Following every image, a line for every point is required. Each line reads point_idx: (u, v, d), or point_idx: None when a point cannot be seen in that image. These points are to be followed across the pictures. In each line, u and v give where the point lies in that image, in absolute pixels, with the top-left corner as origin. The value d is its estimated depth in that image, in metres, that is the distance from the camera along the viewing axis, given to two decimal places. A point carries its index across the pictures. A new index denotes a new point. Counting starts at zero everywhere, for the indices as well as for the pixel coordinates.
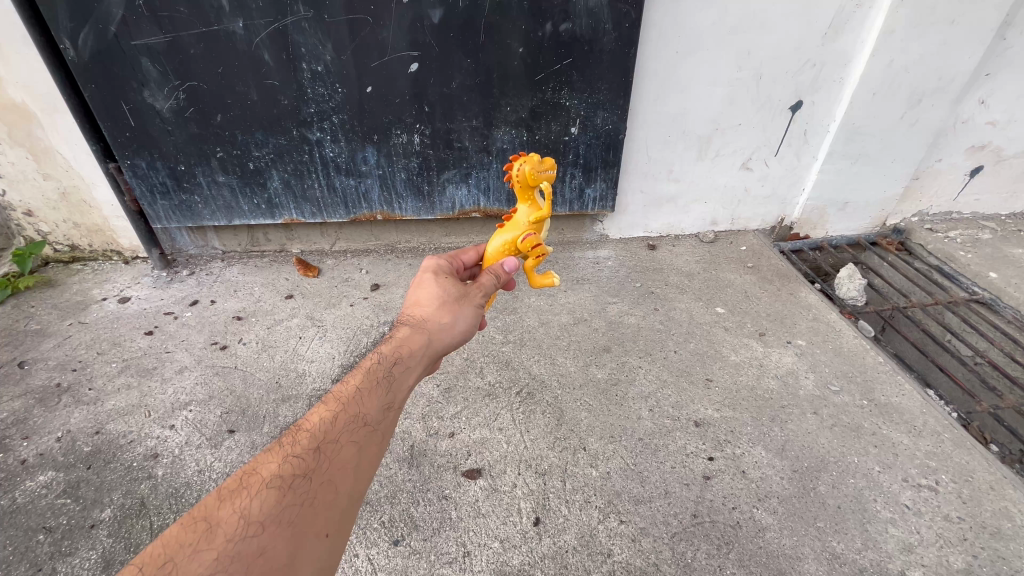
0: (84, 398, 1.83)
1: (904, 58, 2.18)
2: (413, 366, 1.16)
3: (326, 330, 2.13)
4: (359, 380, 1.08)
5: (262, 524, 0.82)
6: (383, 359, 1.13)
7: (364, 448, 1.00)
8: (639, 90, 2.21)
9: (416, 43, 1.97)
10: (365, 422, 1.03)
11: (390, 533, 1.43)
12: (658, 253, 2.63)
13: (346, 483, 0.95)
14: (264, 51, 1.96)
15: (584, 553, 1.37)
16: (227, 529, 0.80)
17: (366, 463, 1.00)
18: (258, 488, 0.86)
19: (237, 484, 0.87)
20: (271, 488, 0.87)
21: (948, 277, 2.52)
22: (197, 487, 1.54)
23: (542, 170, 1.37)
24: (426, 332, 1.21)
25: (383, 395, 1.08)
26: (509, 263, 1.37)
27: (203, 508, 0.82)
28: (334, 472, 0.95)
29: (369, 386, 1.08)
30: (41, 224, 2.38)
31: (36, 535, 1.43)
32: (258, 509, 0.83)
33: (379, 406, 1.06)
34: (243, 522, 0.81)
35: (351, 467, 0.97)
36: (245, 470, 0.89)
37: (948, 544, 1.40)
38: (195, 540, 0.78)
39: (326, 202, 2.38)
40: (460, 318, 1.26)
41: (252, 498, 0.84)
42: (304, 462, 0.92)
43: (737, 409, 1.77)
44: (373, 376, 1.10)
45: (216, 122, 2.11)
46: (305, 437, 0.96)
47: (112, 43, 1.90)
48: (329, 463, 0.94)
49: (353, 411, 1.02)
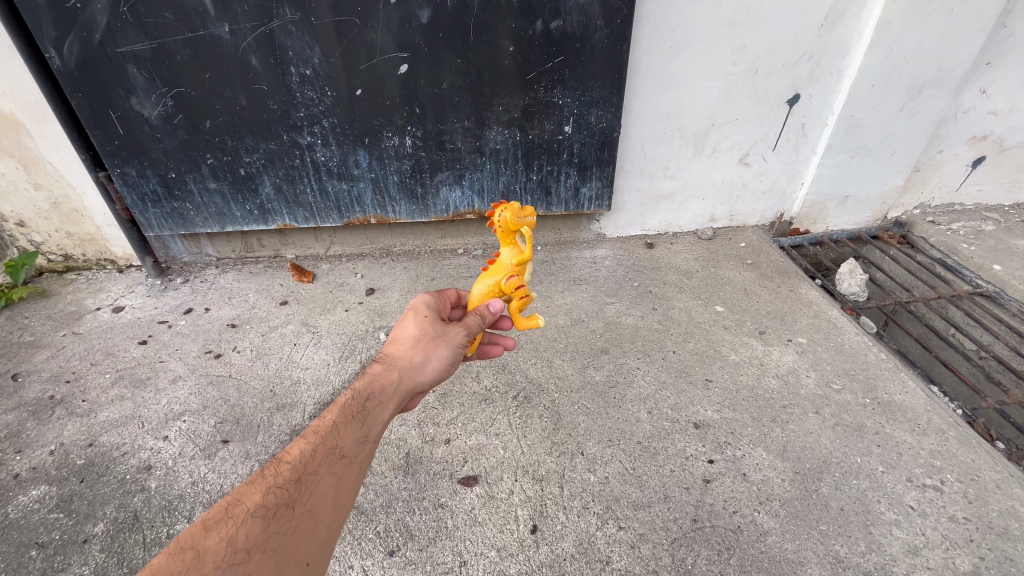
0: (77, 410, 1.82)
1: (903, 49, 2.14)
2: (388, 403, 1.15)
3: (321, 337, 2.11)
4: (337, 413, 1.09)
5: (247, 552, 0.82)
6: (358, 394, 1.13)
7: (343, 478, 1.00)
8: (633, 87, 2.18)
9: (405, 44, 1.94)
10: (343, 454, 1.03)
11: (386, 543, 1.41)
12: (655, 251, 2.60)
13: (327, 512, 0.95)
14: (251, 56, 1.94)
15: (582, 561, 1.35)
16: (214, 557, 0.80)
17: (346, 492, 1.00)
18: (243, 518, 0.87)
19: (221, 515, 0.87)
20: (255, 518, 0.87)
21: (952, 270, 2.46)
22: (191, 499, 1.53)
23: (522, 216, 1.34)
24: (399, 370, 1.19)
25: (360, 426, 1.09)
26: (495, 304, 1.30)
27: (189, 538, 0.82)
28: (315, 502, 0.95)
29: (346, 417, 1.09)
30: (33, 234, 2.36)
31: (29, 551, 1.42)
32: (244, 537, 0.84)
33: (357, 439, 1.06)
34: (229, 551, 0.81)
35: (332, 496, 0.97)
36: (228, 502, 0.90)
37: (955, 546, 1.37)
38: (183, 568, 0.78)
39: (318, 206, 2.36)
40: (434, 357, 1.23)
41: (237, 528, 0.85)
42: (285, 492, 0.93)
43: (737, 410, 1.74)
44: (349, 410, 1.10)
45: (205, 128, 2.09)
46: (287, 468, 0.97)
47: (98, 51, 1.88)
48: (310, 492, 0.95)
49: (332, 443, 1.04)
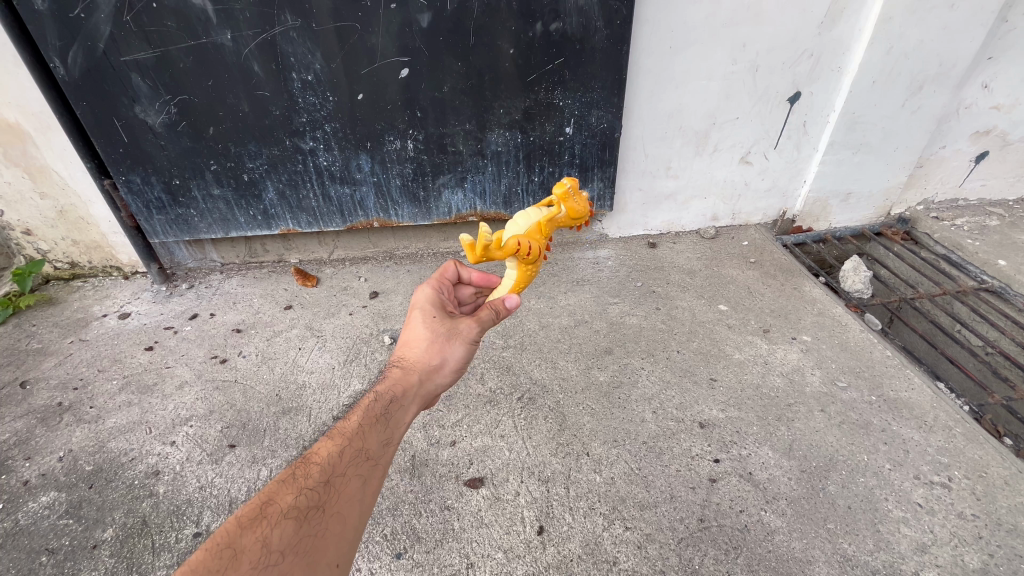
0: (85, 416, 1.83)
1: (903, 45, 2.14)
2: (409, 405, 1.18)
3: (326, 340, 2.12)
4: (361, 416, 1.10)
5: (282, 554, 0.83)
6: (380, 398, 1.15)
7: (369, 481, 1.01)
8: (633, 87, 2.19)
9: (405, 49, 1.95)
10: (369, 457, 1.04)
11: (392, 546, 1.41)
12: (658, 251, 2.61)
13: (355, 514, 0.96)
14: (253, 63, 1.95)
15: (589, 562, 1.35)
16: (251, 557, 0.81)
17: (370, 496, 1.01)
18: (276, 518, 0.87)
19: (255, 514, 0.88)
20: (288, 519, 0.88)
21: (957, 265, 2.45)
22: (199, 504, 1.54)
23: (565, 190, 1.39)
24: (421, 372, 1.22)
25: (383, 431, 1.09)
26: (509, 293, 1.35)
27: (225, 535, 0.83)
28: (344, 504, 0.95)
29: (371, 421, 1.10)
30: (40, 242, 2.38)
31: (39, 557, 1.43)
32: (278, 538, 0.85)
33: (381, 443, 1.07)
34: (264, 551, 0.82)
35: (359, 498, 0.98)
36: (261, 501, 0.90)
37: (963, 543, 1.36)
38: (221, 566, 0.79)
39: (322, 211, 2.37)
40: (451, 355, 1.26)
41: (271, 528, 0.86)
42: (316, 494, 0.94)
43: (742, 409, 1.74)
44: (372, 414, 1.11)
45: (209, 135, 2.10)
46: (316, 470, 0.98)
47: (102, 60, 1.90)
48: (339, 495, 0.96)
49: (357, 446, 1.04)
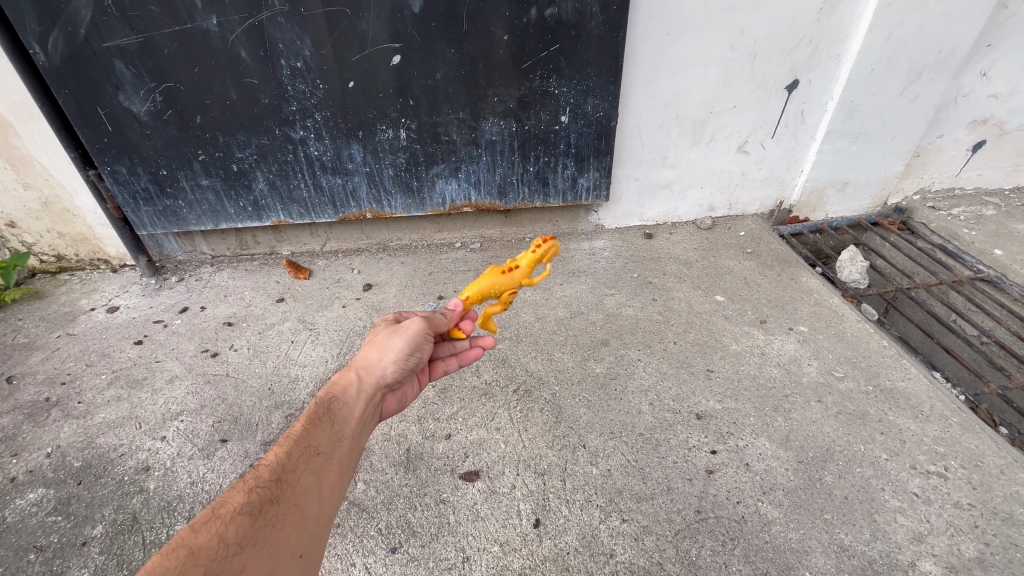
0: (74, 412, 1.80)
1: (903, 31, 2.11)
2: (353, 402, 1.18)
3: (319, 333, 2.09)
4: (304, 419, 1.10)
5: (240, 545, 0.81)
6: (322, 400, 1.15)
7: (322, 474, 1.01)
8: (630, 74, 2.15)
9: (397, 35, 1.90)
10: (319, 452, 1.04)
11: (387, 540, 1.39)
12: (654, 242, 2.58)
13: (313, 507, 0.95)
14: (240, 49, 1.90)
15: (585, 555, 1.34)
16: (210, 551, 0.77)
17: (327, 488, 1.00)
18: (230, 515, 0.85)
19: (208, 515, 0.85)
20: (242, 514, 0.86)
21: (953, 255, 2.45)
22: (190, 499, 1.51)
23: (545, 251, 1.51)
24: (356, 369, 1.25)
25: (330, 429, 1.10)
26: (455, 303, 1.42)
27: (179, 538, 0.79)
28: (300, 497, 0.95)
29: (315, 422, 1.10)
30: (25, 235, 2.32)
31: (27, 555, 1.40)
32: (234, 532, 0.82)
33: (330, 439, 1.08)
34: (222, 544, 0.80)
35: (314, 490, 0.97)
36: (212, 504, 0.87)
37: (960, 533, 1.36)
38: (179, 563, 0.75)
39: (313, 202, 2.33)
40: (388, 349, 1.26)
41: (226, 525, 0.83)
42: (269, 491, 0.92)
43: (739, 400, 1.73)
44: (316, 416, 1.11)
45: (196, 124, 2.05)
46: (266, 470, 0.96)
47: (84, 46, 1.84)
48: (293, 489, 0.95)
49: (304, 444, 1.04)
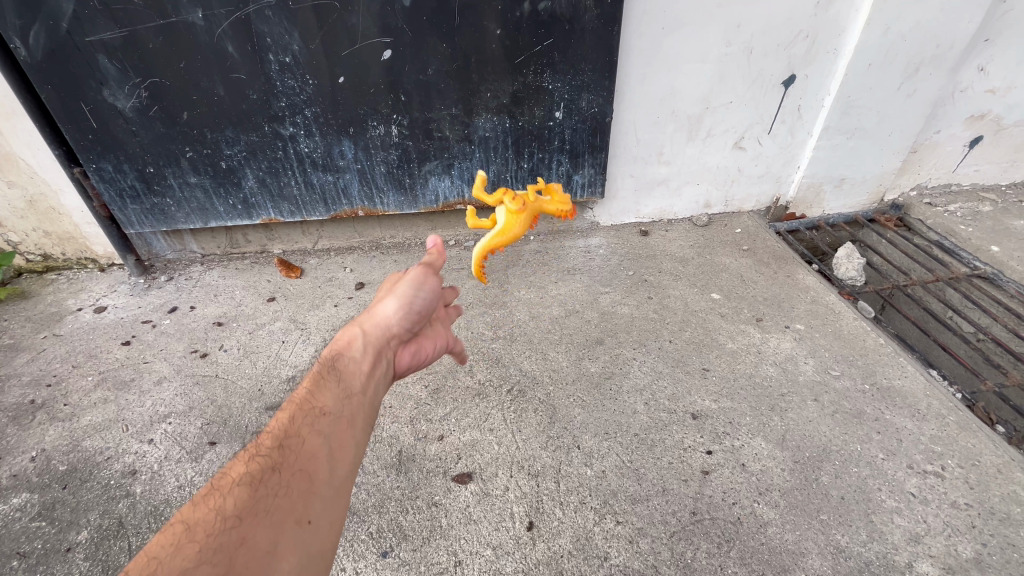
0: (59, 414, 1.77)
1: (901, 26, 2.08)
2: (358, 362, 1.12)
3: (310, 333, 2.06)
4: (307, 383, 1.04)
5: (240, 516, 0.76)
6: (324, 364, 1.10)
7: (331, 435, 0.95)
8: (625, 69, 2.12)
9: (388, 29, 1.86)
10: (324, 412, 0.99)
11: (378, 544, 1.37)
12: (650, 239, 2.56)
13: (322, 470, 0.89)
14: (226, 43, 1.86)
15: (579, 558, 1.32)
16: (205, 526, 0.73)
17: (336, 450, 0.94)
18: (229, 487, 0.80)
19: (208, 489, 0.81)
20: (241, 484, 0.80)
21: (950, 252, 2.43)
22: (177, 504, 1.48)
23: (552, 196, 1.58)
24: (360, 324, 1.22)
25: (335, 390, 1.04)
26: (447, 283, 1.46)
27: (179, 515, 0.76)
28: (307, 462, 0.89)
29: (318, 384, 1.04)
30: (10, 234, 2.28)
31: (10, 561, 1.37)
32: (233, 503, 0.77)
33: (335, 399, 1.02)
34: (220, 517, 0.75)
35: (322, 453, 0.91)
36: (213, 477, 0.83)
37: (957, 533, 1.35)
38: (175, 540, 0.71)
39: (304, 199, 2.30)
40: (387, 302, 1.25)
41: (224, 497, 0.78)
42: (270, 458, 0.86)
43: (735, 400, 1.71)
44: (320, 378, 1.05)
45: (183, 121, 2.01)
46: (269, 437, 0.91)
47: (66, 40, 1.80)
48: (298, 452, 0.89)
49: (308, 407, 0.98)
